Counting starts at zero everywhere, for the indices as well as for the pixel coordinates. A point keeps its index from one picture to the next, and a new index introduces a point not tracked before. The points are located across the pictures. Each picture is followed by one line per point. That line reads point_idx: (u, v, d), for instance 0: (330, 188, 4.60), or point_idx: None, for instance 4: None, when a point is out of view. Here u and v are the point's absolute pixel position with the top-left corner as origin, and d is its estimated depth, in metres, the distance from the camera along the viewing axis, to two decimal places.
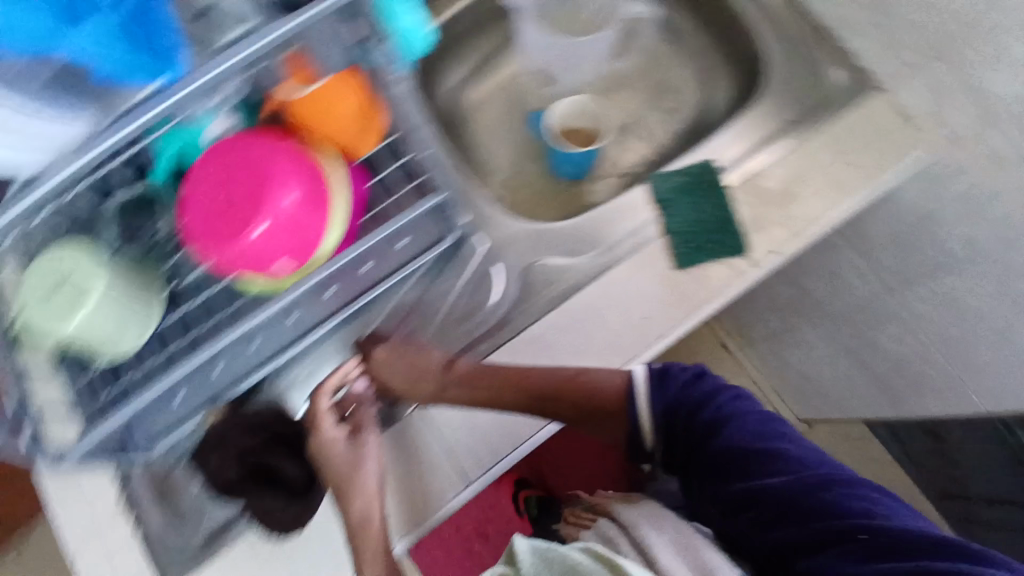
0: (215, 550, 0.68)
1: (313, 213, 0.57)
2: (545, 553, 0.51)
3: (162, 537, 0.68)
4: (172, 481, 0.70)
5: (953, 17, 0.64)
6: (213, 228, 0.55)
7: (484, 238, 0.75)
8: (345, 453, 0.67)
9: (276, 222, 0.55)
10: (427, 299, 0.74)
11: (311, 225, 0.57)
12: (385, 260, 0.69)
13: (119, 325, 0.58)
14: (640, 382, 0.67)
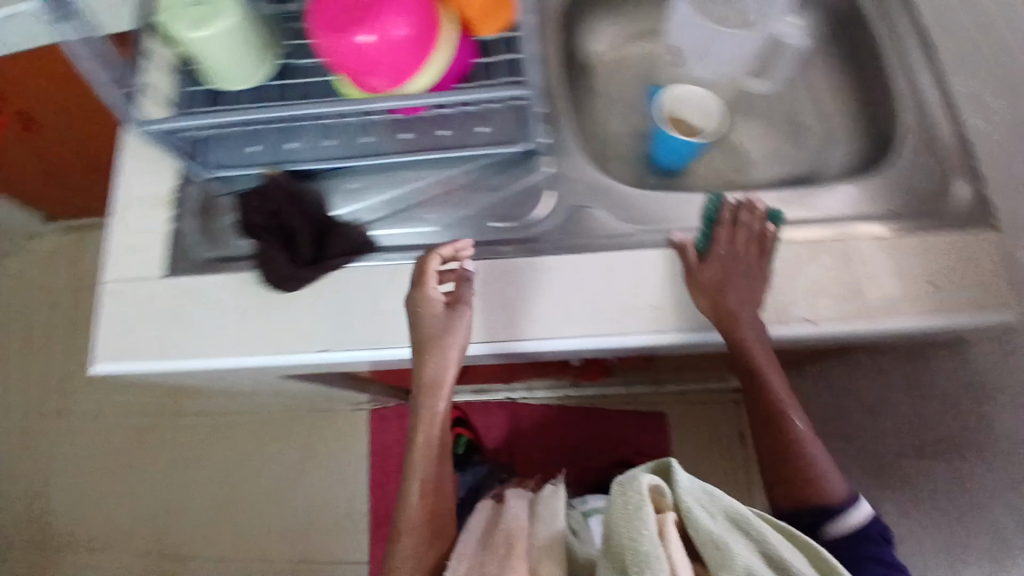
0: (219, 272, 0.78)
1: (415, 46, 0.67)
2: (707, 490, 0.66)
3: (196, 245, 0.79)
4: (218, 225, 0.80)
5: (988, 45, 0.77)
6: (341, 24, 0.65)
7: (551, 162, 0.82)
8: (444, 316, 0.69)
9: (384, 38, 0.65)
10: (484, 181, 0.82)
11: (405, 53, 0.67)
12: (462, 136, 0.78)
13: (234, 57, 0.69)
14: (850, 518, 0.72)
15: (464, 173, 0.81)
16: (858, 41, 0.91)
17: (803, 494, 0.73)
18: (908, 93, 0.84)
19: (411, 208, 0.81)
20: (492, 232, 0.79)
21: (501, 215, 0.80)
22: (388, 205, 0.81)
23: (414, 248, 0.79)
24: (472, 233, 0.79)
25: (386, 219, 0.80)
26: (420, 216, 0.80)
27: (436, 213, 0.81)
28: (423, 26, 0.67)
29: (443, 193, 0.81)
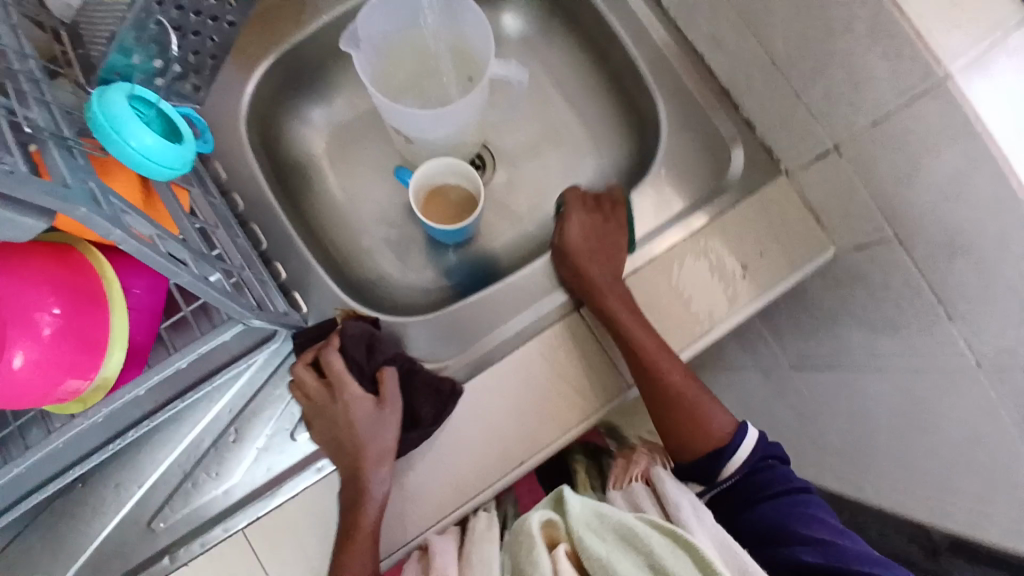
0: None
1: (77, 338, 0.50)
2: (599, 511, 0.50)
3: None
4: None
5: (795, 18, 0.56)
6: None
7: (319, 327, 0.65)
8: (368, 406, 0.60)
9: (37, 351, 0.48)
10: (262, 391, 0.63)
11: (72, 349, 0.50)
12: (210, 358, 0.62)
13: None
14: (744, 447, 0.60)
15: (243, 390, 0.63)
16: (587, 26, 0.74)
17: (695, 440, 0.61)
18: (709, 43, 0.66)
19: (196, 479, 0.62)
20: (301, 462, 0.63)
21: (289, 433, 0.63)
22: (155, 495, 0.62)
23: (214, 529, 0.62)
24: (279, 474, 0.62)
25: (163, 509, 0.62)
26: (207, 484, 0.62)
27: (223, 475, 0.62)
28: (73, 299, 0.50)
29: (214, 442, 0.63)
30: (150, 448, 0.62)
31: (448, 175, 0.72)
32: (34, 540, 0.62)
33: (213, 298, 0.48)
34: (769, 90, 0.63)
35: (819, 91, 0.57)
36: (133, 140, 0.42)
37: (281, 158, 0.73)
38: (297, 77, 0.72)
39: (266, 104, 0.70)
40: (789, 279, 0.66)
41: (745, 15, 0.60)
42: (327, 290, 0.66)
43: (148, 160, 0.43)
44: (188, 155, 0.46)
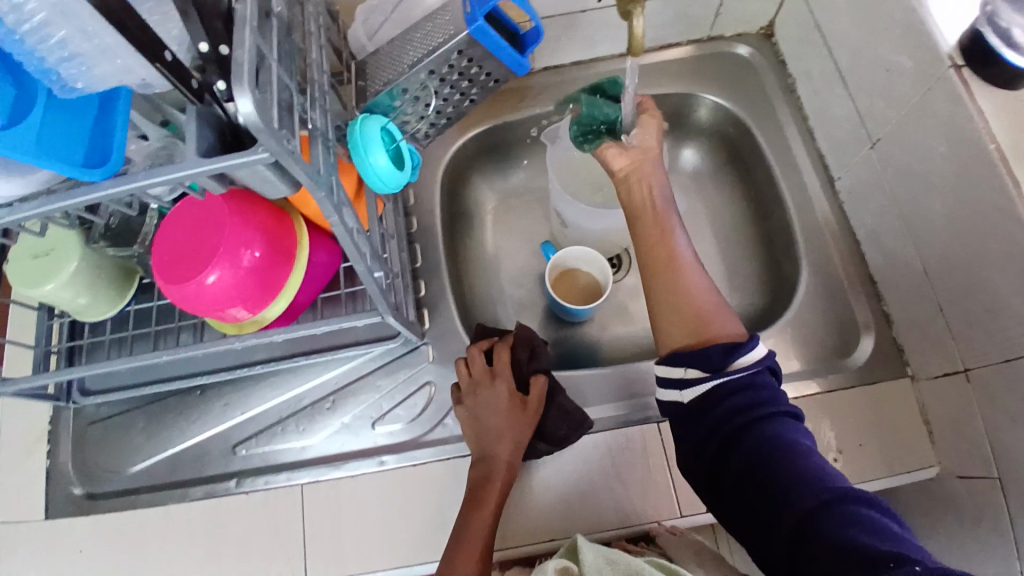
0: (88, 515, 0.70)
1: (259, 277, 0.63)
2: (612, 558, 0.54)
3: (69, 482, 0.72)
4: (91, 462, 0.73)
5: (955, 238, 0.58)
6: (172, 272, 0.61)
7: (430, 346, 0.73)
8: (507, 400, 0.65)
9: (229, 275, 0.61)
10: (364, 378, 0.72)
11: (253, 284, 0.63)
12: (339, 335, 0.73)
13: (93, 293, 0.68)
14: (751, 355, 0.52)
15: (351, 371, 0.73)
16: (757, 182, 0.81)
17: (692, 333, 0.55)
18: (867, 233, 0.69)
19: (286, 428, 0.72)
20: (369, 450, 0.70)
21: (370, 422, 0.71)
22: (250, 425, 0.73)
23: (279, 475, 0.71)
24: (350, 451, 0.71)
25: (251, 440, 0.72)
26: (292, 435, 0.72)
27: (307, 433, 0.71)
28: (269, 248, 0.63)
29: (312, 404, 0.73)
30: (263, 387, 0.74)
31: (588, 263, 0.81)
32: (146, 421, 0.74)
33: (372, 291, 0.58)
34: (913, 295, 0.64)
35: (961, 312, 0.58)
36: (371, 160, 0.54)
37: (457, 201, 0.85)
38: (497, 143, 0.85)
39: (465, 155, 0.83)
40: (876, 479, 0.65)
41: (910, 221, 0.63)
42: (450, 317, 0.75)
43: (378, 177, 0.55)
44: (404, 181, 0.57)
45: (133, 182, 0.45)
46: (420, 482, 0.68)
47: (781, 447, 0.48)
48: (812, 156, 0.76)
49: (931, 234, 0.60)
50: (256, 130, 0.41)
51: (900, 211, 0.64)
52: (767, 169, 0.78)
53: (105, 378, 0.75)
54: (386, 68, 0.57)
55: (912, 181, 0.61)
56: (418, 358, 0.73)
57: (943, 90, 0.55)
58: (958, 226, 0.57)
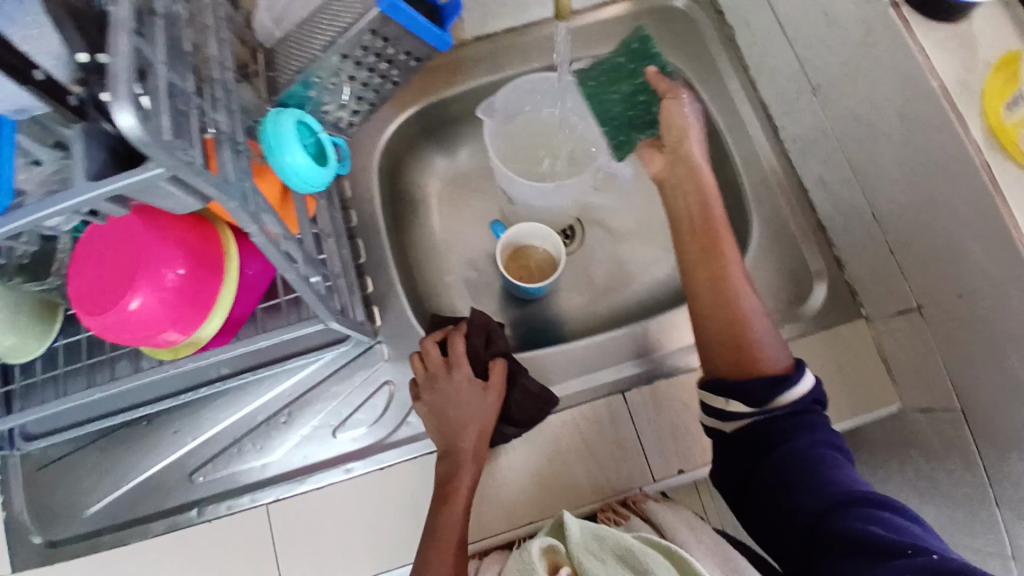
0: (49, 563, 0.68)
1: (189, 296, 0.58)
2: (598, 533, 0.55)
3: (21, 534, 0.69)
4: (41, 510, 0.69)
5: (902, 180, 0.57)
6: (90, 299, 0.56)
7: (385, 344, 0.70)
8: (469, 390, 0.63)
9: (155, 296, 0.56)
10: (319, 385, 0.69)
11: (183, 303, 0.58)
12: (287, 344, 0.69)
13: (17, 334, 0.62)
14: (801, 386, 0.52)
15: (304, 380, 0.69)
16: (702, 138, 0.79)
17: (744, 367, 0.55)
18: (815, 181, 0.69)
19: (242, 447, 0.69)
20: (334, 460, 0.67)
21: (331, 431, 0.68)
22: (206, 450, 0.69)
23: (243, 497, 0.67)
24: (314, 463, 0.67)
25: (208, 464, 0.69)
26: (250, 454, 0.68)
27: (265, 450, 0.68)
28: (196, 262, 0.58)
29: (267, 419, 0.69)
30: (213, 407, 0.70)
31: (540, 237, 0.78)
32: (96, 460, 0.70)
33: (309, 298, 0.55)
34: (865, 239, 0.64)
35: (913, 254, 0.58)
36: (288, 157, 0.50)
37: (397, 188, 0.81)
38: (433, 123, 0.81)
39: (400, 139, 0.79)
40: (843, 423, 0.65)
41: (857, 166, 0.62)
42: (403, 312, 0.72)
43: (296, 176, 0.51)
44: (329, 176, 0.53)
45: (19, 219, 0.40)
46: (391, 486, 0.66)
47: (811, 465, 0.50)
48: (756, 107, 0.75)
49: (879, 178, 0.60)
50: (143, 144, 0.36)
51: (846, 157, 0.63)
52: (712, 125, 0.76)
53: (44, 420, 0.71)
54: (295, 55, 0.53)
55: (857, 126, 0.61)
56: (374, 358, 0.70)
57: (881, 31, 0.54)
58: (904, 167, 0.56)
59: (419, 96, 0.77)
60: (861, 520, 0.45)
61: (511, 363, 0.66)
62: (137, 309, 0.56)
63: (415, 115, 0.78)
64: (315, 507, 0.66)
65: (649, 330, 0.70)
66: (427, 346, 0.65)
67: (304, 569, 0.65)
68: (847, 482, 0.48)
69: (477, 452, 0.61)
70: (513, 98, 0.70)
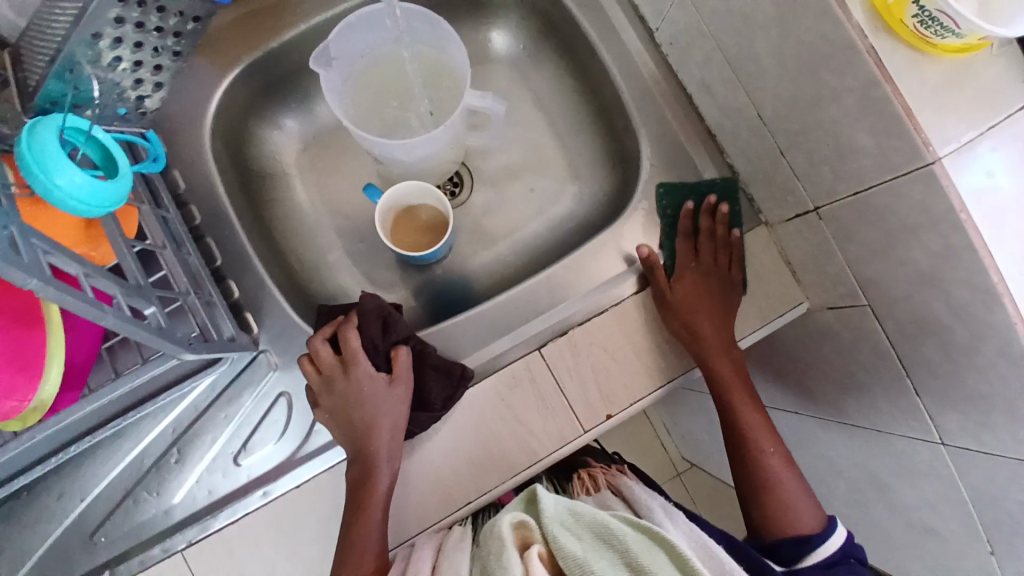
0: None
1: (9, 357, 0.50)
2: (573, 510, 0.52)
3: None
4: None
5: (786, 74, 0.53)
6: None
7: (271, 350, 0.63)
8: (373, 385, 0.56)
9: None
10: (207, 413, 0.62)
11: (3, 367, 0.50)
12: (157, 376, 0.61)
13: None
14: (832, 543, 0.56)
15: (189, 410, 0.62)
16: (576, 51, 0.72)
17: (772, 506, 0.58)
18: (699, 82, 0.64)
19: (138, 497, 0.62)
20: (245, 486, 0.61)
21: (233, 458, 0.61)
22: (97, 508, 0.62)
23: (153, 547, 0.61)
24: (222, 496, 0.61)
25: (103, 524, 0.61)
26: (149, 502, 0.61)
27: (164, 493, 0.61)
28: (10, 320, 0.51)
29: (156, 461, 0.62)
30: (91, 461, 0.62)
31: (422, 194, 0.70)
32: None
33: (146, 338, 0.46)
34: (756, 142, 0.60)
35: (807, 151, 0.55)
36: (58, 177, 0.39)
37: (252, 168, 0.71)
38: (272, 85, 0.70)
39: (237, 111, 0.68)
40: (762, 330, 0.64)
41: (736, 65, 0.58)
42: (284, 311, 0.64)
43: (64, 196, 0.40)
44: (123, 187, 0.43)
45: None
46: (313, 500, 0.61)
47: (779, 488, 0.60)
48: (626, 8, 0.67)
49: (763, 73, 0.55)
50: None
51: (726, 53, 0.58)
52: (583, 35, 0.69)
53: None
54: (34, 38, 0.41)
55: (732, 18, 0.55)
56: (263, 369, 0.63)
57: None
58: (786, 59, 0.52)
59: (245, 56, 0.65)
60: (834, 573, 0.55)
61: (416, 345, 0.60)
62: None
63: (245, 80, 0.66)
64: (236, 540, 0.61)
65: (557, 276, 0.64)
66: (317, 344, 0.57)
67: None
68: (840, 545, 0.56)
69: (392, 450, 0.55)
70: (350, 38, 0.60)
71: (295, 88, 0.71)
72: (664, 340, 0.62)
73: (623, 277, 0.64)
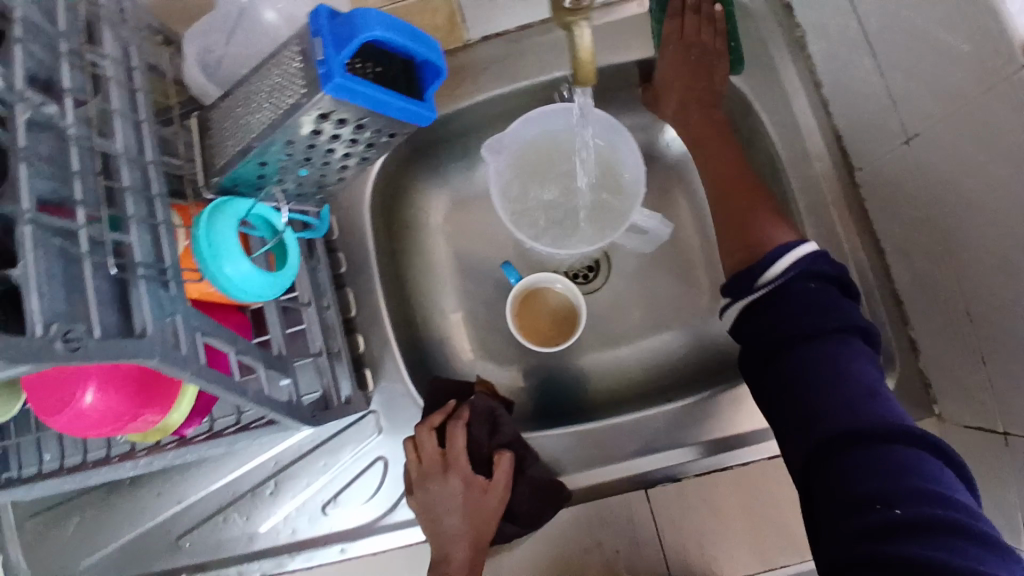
0: None
1: (149, 384, 0.52)
2: None
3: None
4: (38, 558, 0.70)
5: (1013, 285, 0.44)
6: (41, 394, 0.50)
7: (379, 414, 0.63)
8: (464, 490, 0.56)
9: (109, 390, 0.50)
10: (307, 457, 0.63)
11: (142, 391, 0.52)
12: None
13: None
14: (803, 275, 0.52)
15: (291, 450, 0.63)
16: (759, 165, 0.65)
17: (784, 340, 0.51)
18: (897, 244, 0.56)
19: (229, 516, 0.64)
20: (324, 537, 0.63)
21: (320, 507, 0.63)
22: (189, 516, 0.65)
23: (231, 567, 0.64)
24: (303, 539, 0.63)
25: (194, 530, 0.65)
26: (237, 525, 0.64)
27: (253, 520, 0.64)
28: None
29: (253, 489, 0.64)
30: (196, 471, 0.65)
31: (557, 284, 0.69)
32: (81, 515, 0.68)
33: (276, 414, 0.47)
34: (952, 333, 0.52)
35: (1017, 374, 0.46)
36: (228, 265, 0.40)
37: (394, 218, 0.70)
38: (436, 139, 0.69)
39: (397, 161, 0.68)
40: None
41: (949, 246, 0.50)
42: (398, 376, 0.64)
43: (231, 283, 0.40)
44: (287, 282, 0.43)
45: None
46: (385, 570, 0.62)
47: (845, 373, 0.47)
48: (828, 137, 0.60)
49: (981, 272, 0.47)
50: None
51: (940, 230, 0.50)
52: (771, 156, 0.62)
53: None
54: (232, 132, 0.41)
55: (960, 200, 0.47)
56: (367, 430, 0.63)
57: (1011, 100, 0.39)
58: (1019, 272, 0.43)
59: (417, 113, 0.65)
60: (893, 448, 0.42)
61: (520, 455, 0.58)
62: (91, 404, 0.50)
63: (413, 134, 0.66)
64: None
65: (679, 413, 0.60)
66: (421, 436, 0.57)
67: None
68: (891, 414, 0.44)
69: (475, 563, 0.55)
70: (527, 129, 0.56)
71: (457, 144, 0.70)
72: (785, 518, 0.57)
73: (753, 435, 0.59)
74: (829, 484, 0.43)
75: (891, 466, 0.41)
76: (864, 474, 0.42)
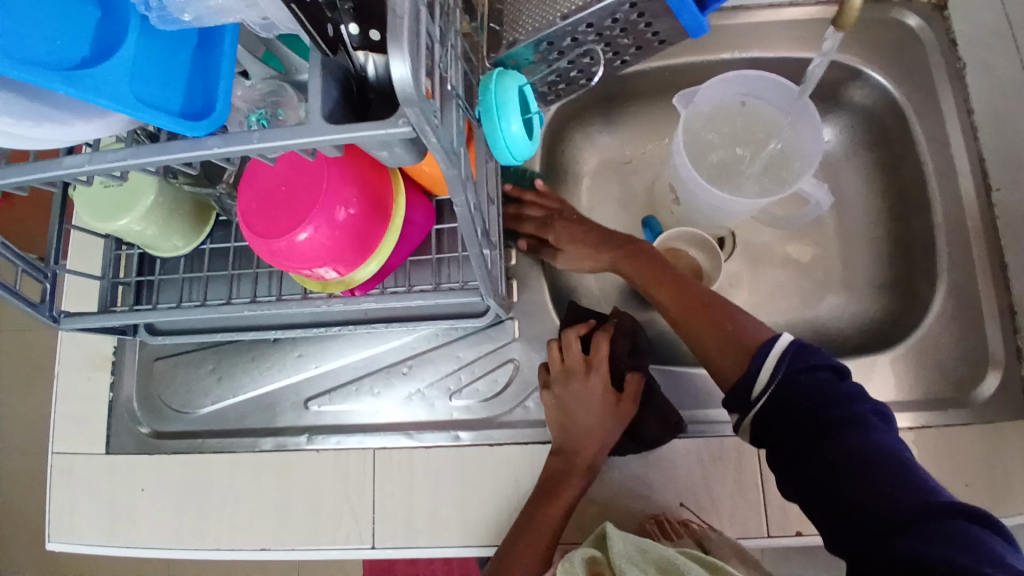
0: (153, 452, 0.72)
1: (355, 235, 0.57)
2: (641, 546, 0.53)
3: (133, 418, 0.74)
4: (157, 397, 0.74)
5: None
6: (261, 219, 0.55)
7: (517, 322, 0.69)
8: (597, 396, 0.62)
9: (327, 229, 0.55)
10: (445, 347, 0.69)
11: (349, 240, 0.57)
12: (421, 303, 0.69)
13: (164, 228, 0.64)
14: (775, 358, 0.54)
15: (431, 338, 0.70)
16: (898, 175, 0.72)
17: (811, 400, 0.52)
18: None
19: (360, 386, 0.70)
20: (446, 423, 0.67)
21: (447, 394, 0.68)
22: (324, 381, 0.70)
23: (352, 436, 0.68)
24: (426, 422, 0.68)
25: (325, 394, 0.70)
26: (366, 395, 0.69)
27: (382, 394, 0.69)
28: (367, 203, 0.58)
29: (389, 366, 0.70)
30: (339, 341, 0.71)
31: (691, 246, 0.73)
32: (216, 363, 0.73)
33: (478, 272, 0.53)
34: None
35: None
36: (507, 126, 0.46)
37: (554, 159, 0.77)
38: (611, 96, 0.76)
39: (574, 107, 0.75)
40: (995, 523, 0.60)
41: None
42: (540, 293, 0.69)
43: (503, 143, 0.47)
44: (533, 153, 0.50)
45: (245, 143, 0.37)
46: (497, 463, 0.65)
47: (873, 457, 0.48)
48: (972, 157, 0.67)
49: None
50: (406, 98, 0.33)
51: None
52: (916, 166, 0.69)
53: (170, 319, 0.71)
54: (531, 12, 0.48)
55: None
56: (503, 334, 0.69)
57: None
58: None
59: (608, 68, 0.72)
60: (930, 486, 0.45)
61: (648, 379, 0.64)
62: (309, 238, 0.55)
63: (599, 84, 0.73)
64: (417, 463, 0.66)
65: None
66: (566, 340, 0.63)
67: (397, 522, 0.65)
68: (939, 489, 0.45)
69: (593, 465, 0.61)
70: (722, 91, 0.63)
71: (624, 107, 0.77)
72: None
73: None
74: (864, 526, 0.46)
75: (925, 492, 0.45)
76: (891, 491, 0.46)
